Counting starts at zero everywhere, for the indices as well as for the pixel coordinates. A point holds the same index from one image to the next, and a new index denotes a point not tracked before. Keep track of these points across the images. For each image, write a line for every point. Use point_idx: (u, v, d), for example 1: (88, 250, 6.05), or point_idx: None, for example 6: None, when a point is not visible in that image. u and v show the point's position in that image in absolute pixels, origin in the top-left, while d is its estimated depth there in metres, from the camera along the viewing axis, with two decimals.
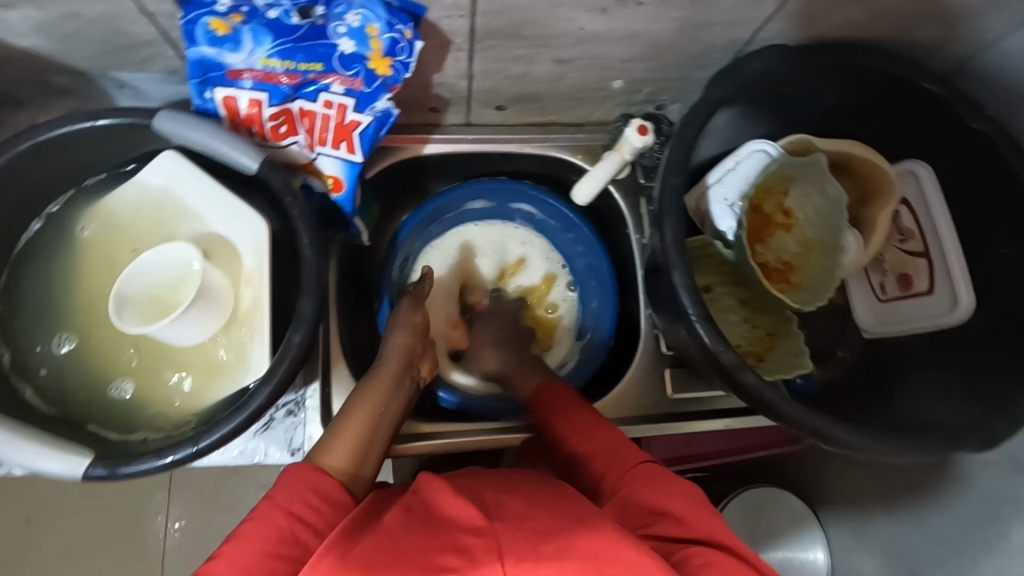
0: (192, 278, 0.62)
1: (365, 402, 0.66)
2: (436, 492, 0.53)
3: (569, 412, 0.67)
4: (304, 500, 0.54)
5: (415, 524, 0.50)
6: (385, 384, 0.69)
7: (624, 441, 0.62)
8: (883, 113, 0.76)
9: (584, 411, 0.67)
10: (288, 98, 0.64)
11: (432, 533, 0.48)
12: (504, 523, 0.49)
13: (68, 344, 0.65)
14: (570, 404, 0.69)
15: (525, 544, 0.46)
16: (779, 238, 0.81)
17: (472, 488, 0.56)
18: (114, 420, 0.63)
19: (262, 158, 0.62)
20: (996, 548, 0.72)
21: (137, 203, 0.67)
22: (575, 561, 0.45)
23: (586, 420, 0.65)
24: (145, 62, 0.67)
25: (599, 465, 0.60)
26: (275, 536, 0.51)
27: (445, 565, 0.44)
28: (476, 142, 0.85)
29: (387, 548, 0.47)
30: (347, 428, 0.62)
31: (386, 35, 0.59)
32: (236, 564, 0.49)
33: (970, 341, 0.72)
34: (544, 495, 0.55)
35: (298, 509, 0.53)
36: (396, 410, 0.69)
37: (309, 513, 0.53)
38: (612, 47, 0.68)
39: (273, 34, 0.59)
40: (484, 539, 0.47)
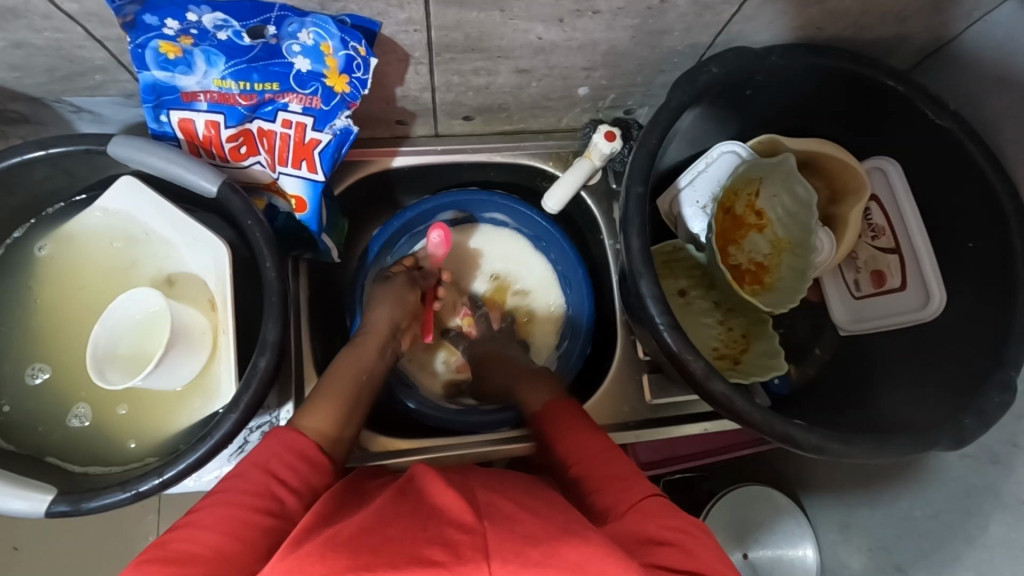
0: (158, 320, 0.61)
1: (344, 370, 0.69)
2: (433, 486, 0.53)
3: (575, 429, 0.66)
4: (285, 463, 0.55)
5: (406, 514, 0.50)
6: (368, 355, 0.72)
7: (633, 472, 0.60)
8: (848, 110, 0.77)
9: (590, 426, 0.67)
10: (245, 118, 0.64)
11: (420, 524, 0.47)
12: (493, 523, 0.48)
13: (41, 373, 0.64)
14: (578, 420, 0.68)
15: (513, 546, 0.45)
16: (750, 237, 0.82)
17: (465, 483, 0.56)
18: (78, 452, 0.62)
19: (221, 180, 0.61)
20: (976, 541, 0.72)
21: (100, 231, 0.66)
22: (559, 570, 0.44)
23: (594, 439, 0.64)
24: (98, 87, 0.66)
25: (602, 487, 0.59)
26: (254, 491, 0.52)
27: (430, 558, 0.43)
28: (444, 153, 0.85)
29: (376, 535, 0.47)
30: (328, 395, 0.65)
31: (341, 52, 0.58)
32: (216, 516, 0.50)
33: (942, 335, 0.73)
34: (534, 499, 0.54)
35: (280, 468, 0.55)
36: (375, 377, 0.71)
37: (289, 475, 0.55)
38: (573, 56, 0.68)
39: (226, 55, 0.58)
40: (473, 535, 0.46)
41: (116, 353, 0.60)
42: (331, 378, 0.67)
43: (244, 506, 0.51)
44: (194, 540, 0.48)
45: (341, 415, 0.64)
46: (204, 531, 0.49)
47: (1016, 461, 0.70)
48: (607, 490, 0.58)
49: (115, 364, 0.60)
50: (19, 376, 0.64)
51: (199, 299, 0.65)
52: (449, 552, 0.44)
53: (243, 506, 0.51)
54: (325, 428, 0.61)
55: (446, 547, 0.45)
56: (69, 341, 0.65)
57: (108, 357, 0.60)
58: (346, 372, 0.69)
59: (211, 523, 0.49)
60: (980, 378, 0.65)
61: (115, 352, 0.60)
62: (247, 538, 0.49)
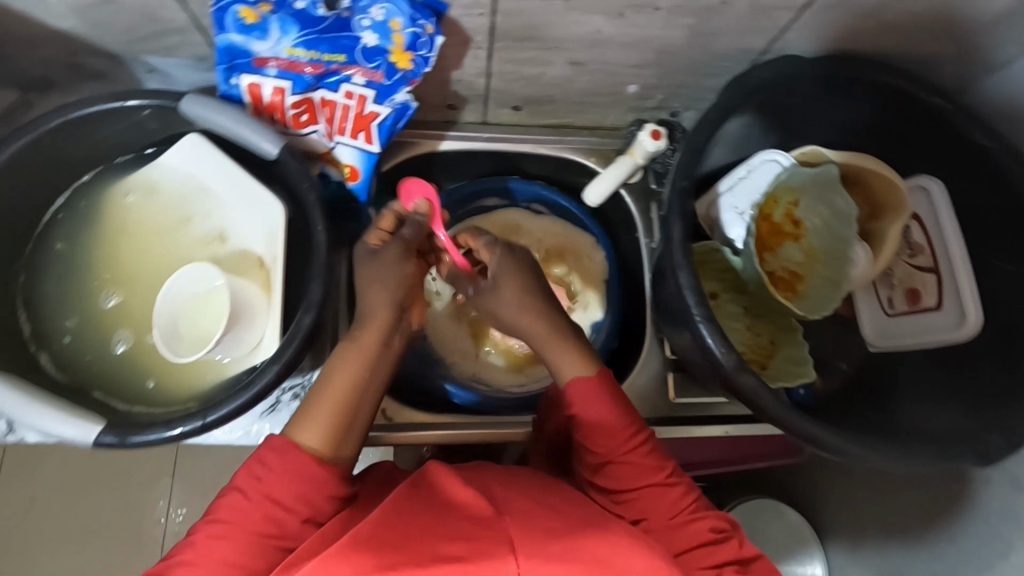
0: (213, 296, 0.64)
1: (345, 372, 0.59)
2: (447, 481, 0.54)
3: (608, 417, 0.60)
4: (279, 481, 0.53)
5: (426, 506, 0.51)
6: (369, 349, 0.60)
7: (643, 446, 0.60)
8: (891, 127, 0.78)
9: (620, 412, 0.61)
10: (310, 87, 0.66)
11: (438, 519, 0.49)
12: (513, 519, 0.49)
13: (114, 299, 0.68)
14: (615, 397, 0.62)
15: (535, 539, 0.46)
16: (789, 247, 0.80)
17: (481, 481, 0.56)
18: (122, 390, 0.65)
19: (284, 144, 0.65)
20: (995, 569, 0.72)
21: (164, 183, 0.69)
22: (581, 563, 0.45)
23: (623, 432, 0.60)
24: (172, 49, 0.69)
25: (620, 474, 0.60)
26: (252, 518, 0.52)
27: (451, 554, 0.45)
28: (490, 141, 0.88)
29: (396, 528, 0.48)
30: (325, 403, 0.57)
31: (408, 29, 0.61)
32: (214, 548, 0.51)
33: (974, 357, 0.73)
34: (551, 497, 0.55)
35: (284, 480, 0.53)
36: (382, 376, 0.61)
37: (283, 493, 0.53)
38: (625, 52, 0.70)
39: (299, 24, 0.61)
40: (490, 527, 0.48)
41: (179, 331, 0.63)
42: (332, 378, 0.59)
43: (244, 535, 0.51)
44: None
45: (342, 427, 0.57)
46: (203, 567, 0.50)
47: None
48: (623, 469, 0.60)
49: (178, 328, 0.63)
50: (92, 308, 0.67)
51: (253, 260, 0.68)
52: (468, 547, 0.46)
53: (243, 535, 0.51)
54: (318, 445, 0.56)
55: (461, 540, 0.46)
56: (135, 277, 0.68)
57: (174, 337, 0.63)
58: (348, 374, 0.59)
59: (210, 559, 0.50)
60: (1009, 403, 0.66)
61: (176, 330, 0.63)
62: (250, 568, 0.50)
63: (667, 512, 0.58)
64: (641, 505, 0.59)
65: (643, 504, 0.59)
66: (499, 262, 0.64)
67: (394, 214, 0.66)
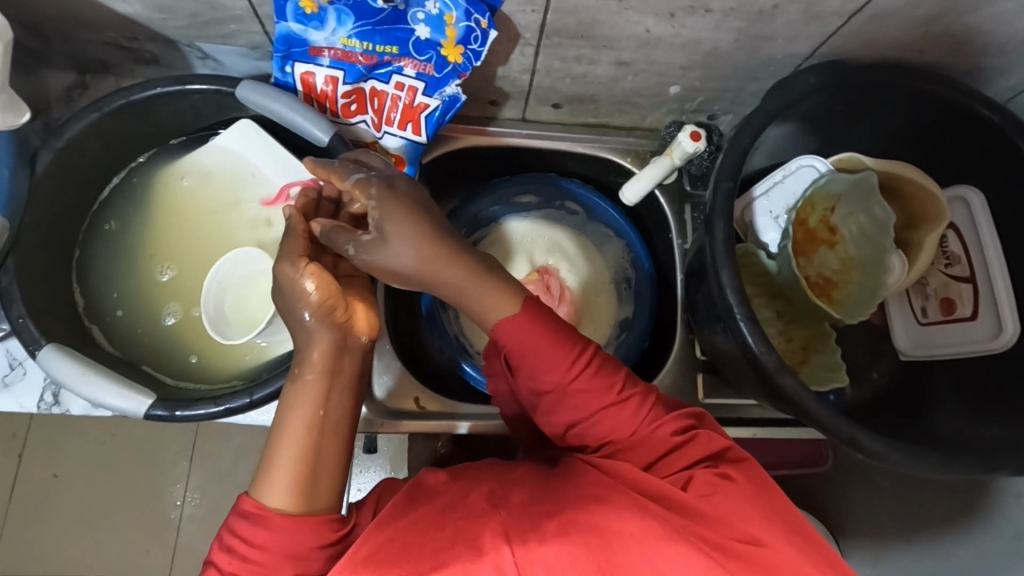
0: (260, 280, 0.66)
1: (297, 413, 0.53)
2: (445, 493, 0.55)
3: (547, 342, 0.56)
4: (257, 548, 0.47)
5: (429, 514, 0.51)
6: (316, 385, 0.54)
7: (583, 374, 0.57)
8: (932, 136, 0.78)
9: (555, 336, 0.57)
10: (362, 77, 0.68)
11: (439, 524, 0.50)
12: (509, 513, 0.50)
13: (168, 273, 0.69)
14: (550, 321, 0.58)
15: (526, 525, 0.48)
16: (822, 254, 0.81)
17: (476, 479, 0.57)
18: (170, 365, 0.66)
19: (334, 132, 0.66)
20: None
21: (217, 165, 0.71)
22: (579, 537, 0.46)
23: (565, 360, 0.56)
24: (230, 36, 0.71)
25: (571, 410, 0.57)
26: None
27: (451, 558, 0.45)
28: (528, 138, 0.89)
29: (401, 539, 0.48)
30: (284, 456, 0.51)
31: (462, 23, 0.62)
32: None
33: (1010, 370, 0.73)
34: (548, 480, 0.56)
35: (260, 544, 0.47)
36: (345, 405, 0.55)
37: (259, 554, 0.47)
38: (672, 53, 0.71)
39: (356, 16, 0.63)
40: (484, 523, 0.49)
41: (227, 314, 0.65)
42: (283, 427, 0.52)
43: None
44: None
45: (306, 472, 0.51)
46: None
47: None
48: (571, 403, 0.57)
49: (224, 311, 0.65)
50: (146, 280, 0.69)
51: None
52: (462, 545, 0.47)
53: None
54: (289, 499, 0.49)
55: (457, 540, 0.47)
56: (186, 255, 0.70)
57: (220, 319, 0.64)
58: (299, 415, 0.52)
59: None
60: None
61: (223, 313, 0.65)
62: None
63: (627, 430, 0.56)
64: (603, 432, 0.56)
65: (602, 429, 0.56)
66: (380, 205, 0.57)
67: (298, 213, 0.61)
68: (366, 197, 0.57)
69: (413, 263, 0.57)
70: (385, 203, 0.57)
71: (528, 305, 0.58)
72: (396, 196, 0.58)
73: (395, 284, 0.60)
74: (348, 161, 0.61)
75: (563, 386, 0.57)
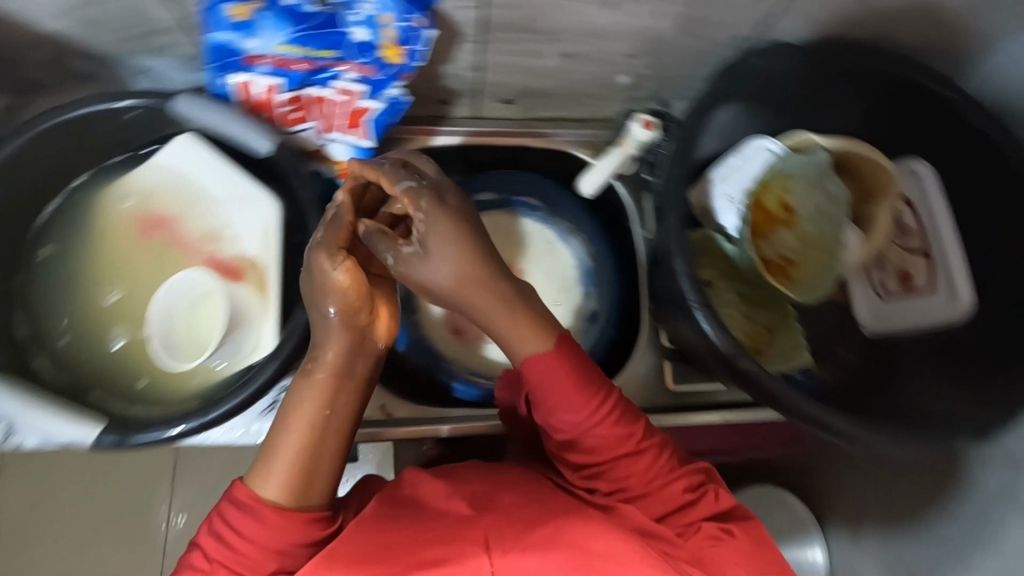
0: (208, 302, 0.64)
1: (303, 407, 0.51)
2: (427, 492, 0.54)
3: (571, 385, 0.54)
4: (242, 536, 0.46)
5: (407, 516, 0.51)
6: (324, 382, 0.52)
7: (604, 417, 0.55)
8: (880, 112, 0.78)
9: (585, 378, 0.55)
10: (302, 83, 0.66)
11: (422, 526, 0.49)
12: (494, 516, 0.50)
13: (115, 295, 0.68)
14: (581, 360, 0.56)
15: (512, 532, 0.47)
16: (782, 234, 0.79)
17: (463, 480, 0.56)
18: (120, 391, 0.64)
19: (278, 141, 0.66)
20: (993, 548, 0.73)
21: (157, 183, 0.69)
22: (563, 552, 0.46)
23: (589, 402, 0.55)
24: (162, 49, 0.69)
25: (586, 451, 0.56)
26: None
27: (431, 559, 0.45)
28: (482, 134, 0.87)
29: (378, 539, 0.48)
30: (284, 448, 0.49)
31: (399, 23, 0.61)
32: None
33: (969, 338, 0.74)
34: (543, 491, 0.55)
35: (248, 536, 0.46)
36: (347, 410, 0.52)
37: (242, 545, 0.46)
38: (616, 42, 0.70)
39: (289, 22, 0.61)
40: (471, 529, 0.48)
41: (174, 338, 0.63)
42: (288, 421, 0.50)
43: None
44: None
45: (301, 474, 0.49)
46: None
47: None
48: (589, 444, 0.55)
49: (173, 335, 0.63)
50: (92, 304, 0.67)
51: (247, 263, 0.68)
52: (450, 548, 0.46)
53: None
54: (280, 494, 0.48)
55: (444, 544, 0.47)
56: (132, 277, 0.68)
57: (169, 343, 0.63)
58: (303, 414, 0.50)
59: None
60: None
61: (172, 337, 0.63)
62: None
63: (640, 479, 0.55)
64: (614, 477, 0.55)
65: (614, 475, 0.55)
66: (427, 217, 0.52)
67: (347, 199, 0.56)
68: (414, 203, 0.53)
69: (449, 283, 0.52)
70: (433, 211, 0.52)
71: (565, 340, 0.56)
72: (445, 212, 0.53)
73: (426, 298, 0.55)
74: (396, 163, 0.56)
75: (584, 429, 0.55)
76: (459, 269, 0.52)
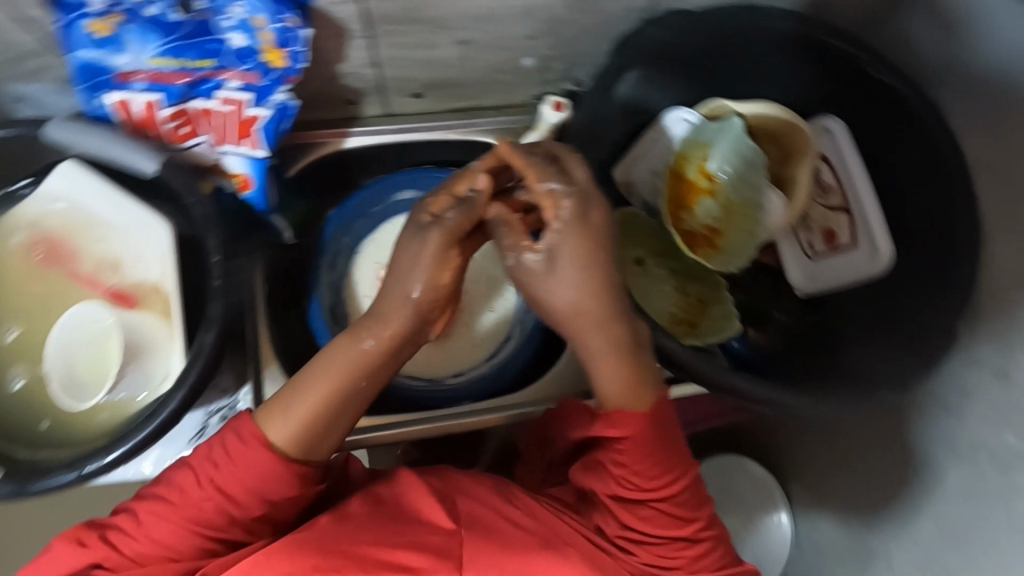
0: (107, 334, 0.61)
1: (330, 369, 0.54)
2: (408, 488, 0.56)
3: (653, 451, 0.55)
4: (230, 474, 0.50)
5: (379, 516, 0.53)
6: (366, 357, 0.55)
7: (670, 492, 0.56)
8: (790, 72, 0.78)
9: (668, 451, 0.56)
10: (184, 97, 0.63)
11: (395, 529, 0.51)
12: (472, 532, 0.52)
13: (14, 332, 0.65)
14: (670, 429, 0.57)
15: (489, 555, 0.50)
16: (704, 206, 0.77)
17: (449, 484, 0.57)
18: (21, 434, 0.62)
19: (162, 158, 0.62)
20: (936, 492, 0.74)
21: (44, 214, 0.66)
22: None
23: (665, 473, 0.56)
24: (33, 74, 0.65)
25: (637, 515, 0.56)
26: (196, 506, 0.50)
27: (404, 565, 0.47)
28: (397, 132, 0.85)
29: (353, 534, 0.50)
30: (307, 401, 0.53)
31: (274, 25, 0.58)
32: (156, 536, 0.49)
33: (893, 288, 0.74)
34: (540, 510, 0.56)
35: (241, 471, 0.50)
36: (371, 386, 0.55)
37: (236, 488, 0.50)
38: (510, 24, 0.68)
39: (157, 32, 0.58)
40: (452, 540, 0.51)
41: (78, 376, 0.60)
42: (316, 381, 0.53)
43: (186, 522, 0.49)
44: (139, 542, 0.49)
45: (316, 431, 0.53)
46: (140, 539, 0.49)
47: (966, 408, 0.69)
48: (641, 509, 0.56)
49: (75, 373, 0.60)
50: None
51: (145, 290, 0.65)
52: (430, 558, 0.48)
53: (188, 524, 0.49)
54: (288, 442, 0.52)
55: (422, 551, 0.49)
56: (24, 314, 0.65)
57: (72, 383, 0.60)
58: (334, 380, 0.53)
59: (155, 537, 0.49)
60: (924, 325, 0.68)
61: (75, 375, 0.60)
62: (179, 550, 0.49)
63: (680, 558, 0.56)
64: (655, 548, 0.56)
65: (657, 546, 0.56)
66: (563, 231, 0.56)
67: (485, 179, 0.59)
68: (557, 211, 0.56)
69: (573, 299, 0.56)
70: (571, 220, 0.55)
71: (665, 402, 0.57)
72: (579, 230, 0.55)
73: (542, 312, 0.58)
74: (547, 156, 0.59)
75: (647, 493, 0.56)
76: (582, 292, 0.56)
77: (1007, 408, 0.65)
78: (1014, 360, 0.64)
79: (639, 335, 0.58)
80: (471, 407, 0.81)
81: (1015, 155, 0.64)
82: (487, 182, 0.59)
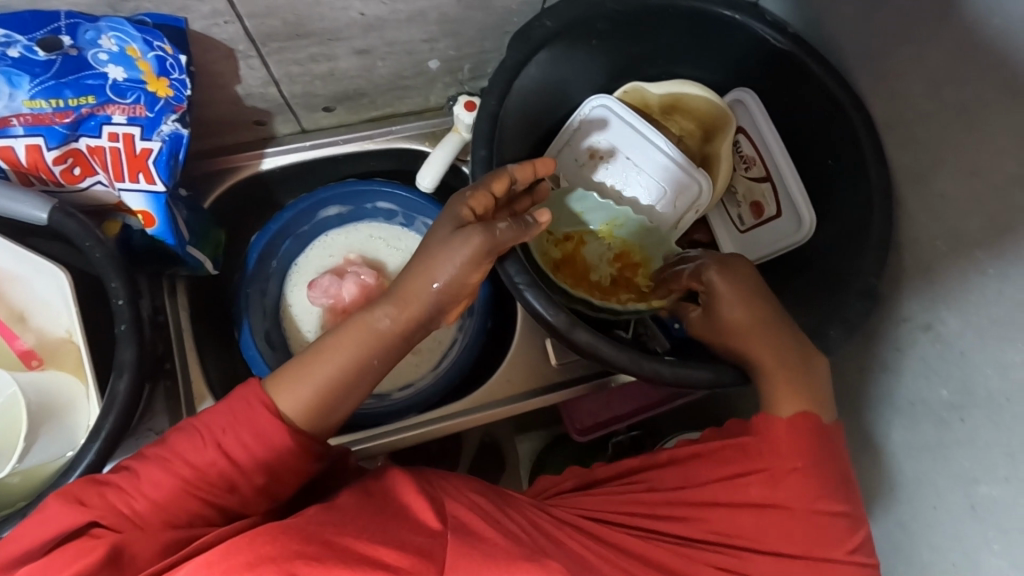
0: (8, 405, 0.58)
1: (344, 345, 0.54)
2: (403, 486, 0.54)
3: (797, 457, 0.57)
4: (238, 438, 0.50)
5: (367, 511, 0.50)
6: (382, 334, 0.55)
7: (804, 505, 0.55)
8: (698, 49, 0.77)
9: (823, 465, 0.56)
10: (69, 138, 0.60)
11: (383, 526, 0.48)
12: (457, 535, 0.48)
13: None
14: (831, 447, 0.58)
15: (469, 562, 0.46)
16: (591, 251, 0.81)
17: (444, 488, 0.56)
18: None
19: (52, 205, 0.59)
20: (869, 458, 0.72)
21: None
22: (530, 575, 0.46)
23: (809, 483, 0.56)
24: None
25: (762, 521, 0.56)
26: (202, 462, 0.49)
27: (381, 561, 0.43)
28: (315, 148, 0.83)
29: (334, 525, 0.47)
30: (316, 372, 0.53)
31: (149, 54, 0.57)
32: (149, 492, 0.48)
33: (818, 254, 0.74)
34: (518, 522, 0.53)
35: (265, 432, 0.50)
36: (386, 361, 0.56)
37: (242, 453, 0.50)
38: (406, 29, 0.67)
39: (28, 73, 0.55)
40: (434, 541, 0.47)
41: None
42: (330, 354, 0.54)
43: (183, 479, 0.48)
44: (132, 502, 0.47)
45: (322, 404, 0.53)
46: (139, 494, 0.48)
47: (900, 365, 0.67)
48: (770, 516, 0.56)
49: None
50: None
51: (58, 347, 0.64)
52: (410, 558, 0.44)
53: (183, 482, 0.48)
54: (293, 412, 0.52)
55: (407, 551, 0.45)
56: None
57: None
58: (351, 358, 0.54)
59: (149, 490, 0.48)
60: (842, 288, 0.68)
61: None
62: (176, 511, 0.48)
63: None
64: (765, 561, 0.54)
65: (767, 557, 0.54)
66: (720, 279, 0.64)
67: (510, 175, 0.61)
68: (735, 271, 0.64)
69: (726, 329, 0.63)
70: (719, 278, 0.64)
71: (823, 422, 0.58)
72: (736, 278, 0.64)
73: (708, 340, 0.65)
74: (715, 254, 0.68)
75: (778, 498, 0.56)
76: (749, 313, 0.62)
77: (938, 361, 0.62)
78: (938, 313, 0.62)
79: (810, 355, 0.61)
80: (427, 416, 0.80)
81: (912, 112, 0.64)
82: (549, 218, 0.60)
